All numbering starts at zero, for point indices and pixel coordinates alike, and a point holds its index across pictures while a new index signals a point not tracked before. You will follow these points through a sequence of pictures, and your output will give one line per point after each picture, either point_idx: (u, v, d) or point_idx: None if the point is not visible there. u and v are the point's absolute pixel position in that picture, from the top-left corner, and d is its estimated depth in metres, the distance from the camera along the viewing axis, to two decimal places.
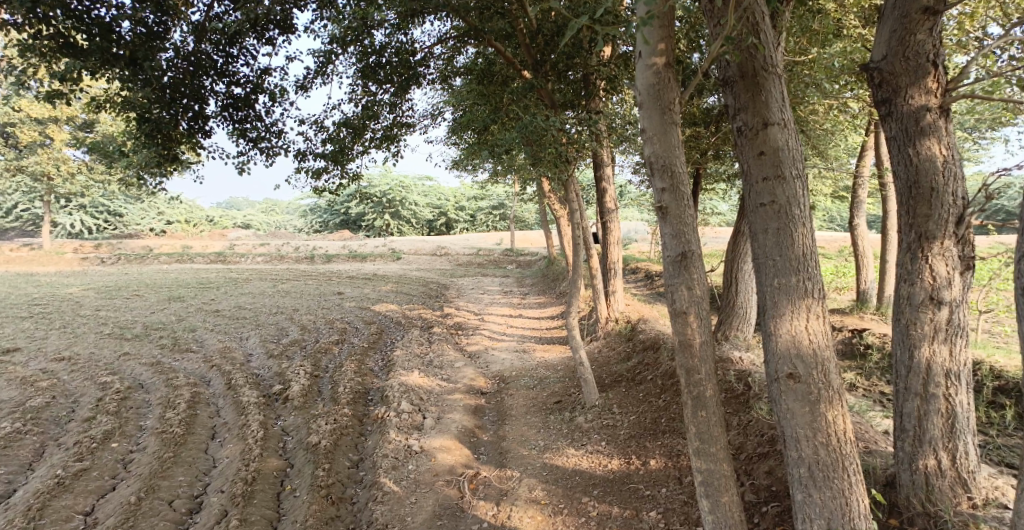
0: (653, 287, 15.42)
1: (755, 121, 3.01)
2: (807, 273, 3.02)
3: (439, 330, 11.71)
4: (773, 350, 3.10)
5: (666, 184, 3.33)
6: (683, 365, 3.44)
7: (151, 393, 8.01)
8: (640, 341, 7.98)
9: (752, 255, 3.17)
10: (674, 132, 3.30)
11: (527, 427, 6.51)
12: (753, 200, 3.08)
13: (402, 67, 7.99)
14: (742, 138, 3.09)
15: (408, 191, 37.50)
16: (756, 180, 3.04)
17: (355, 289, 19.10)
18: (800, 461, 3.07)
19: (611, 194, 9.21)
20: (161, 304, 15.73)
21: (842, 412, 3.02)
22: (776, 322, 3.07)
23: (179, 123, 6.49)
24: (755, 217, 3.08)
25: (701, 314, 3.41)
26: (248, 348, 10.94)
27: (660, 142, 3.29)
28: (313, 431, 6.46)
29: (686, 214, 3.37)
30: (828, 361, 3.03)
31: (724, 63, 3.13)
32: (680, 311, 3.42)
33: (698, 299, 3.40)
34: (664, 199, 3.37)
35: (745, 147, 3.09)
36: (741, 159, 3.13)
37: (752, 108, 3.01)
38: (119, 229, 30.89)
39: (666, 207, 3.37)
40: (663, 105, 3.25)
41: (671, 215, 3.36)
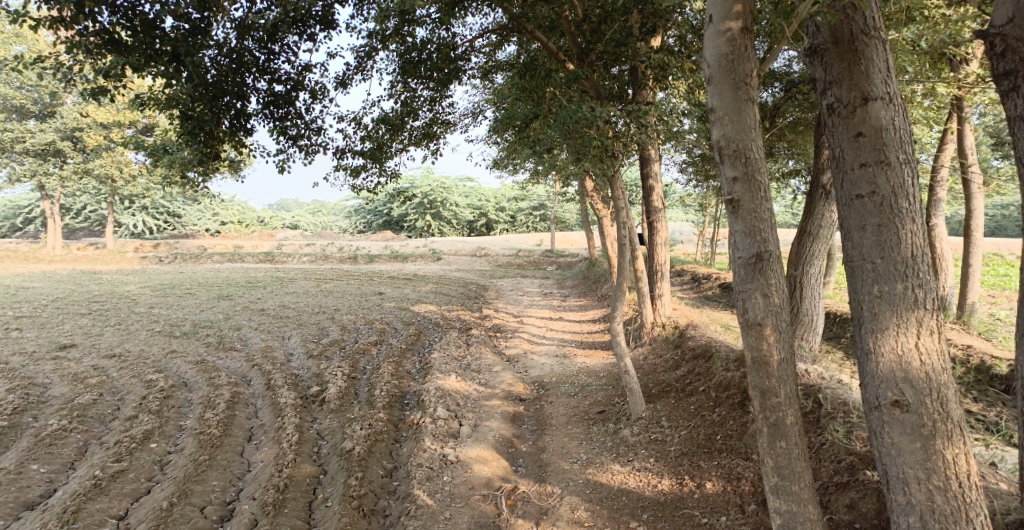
0: (699, 290, 14.79)
1: (851, 97, 2.67)
2: (918, 279, 2.64)
3: (478, 332, 11.44)
4: (874, 373, 2.74)
5: (739, 171, 2.95)
6: (757, 387, 3.06)
7: (193, 392, 8.00)
8: (689, 349, 7.51)
9: (846, 256, 2.84)
10: (750, 111, 2.92)
11: (568, 439, 6.13)
12: (848, 191, 2.75)
13: (442, 61, 7.71)
14: (835, 117, 2.76)
15: (450, 192, 37.61)
16: (853, 166, 2.71)
17: (396, 289, 19.08)
18: (909, 508, 2.66)
19: (659, 192, 8.73)
20: (210, 302, 16.02)
21: (963, 451, 2.61)
22: (878, 339, 2.71)
23: (222, 120, 6.38)
24: (850, 212, 2.75)
25: (779, 327, 3.02)
26: (289, 347, 10.92)
27: (733, 122, 2.91)
28: (348, 437, 6.26)
29: (763, 208, 2.99)
30: (943, 388, 2.63)
31: (814, 29, 2.81)
32: (753, 322, 3.04)
33: (776, 310, 3.02)
34: (737, 190, 2.99)
35: (839, 127, 2.74)
36: (834, 143, 2.79)
37: (848, 80, 2.68)
38: (176, 229, 31.98)
39: (739, 199, 2.99)
40: (737, 78, 2.88)
41: (745, 209, 2.99)
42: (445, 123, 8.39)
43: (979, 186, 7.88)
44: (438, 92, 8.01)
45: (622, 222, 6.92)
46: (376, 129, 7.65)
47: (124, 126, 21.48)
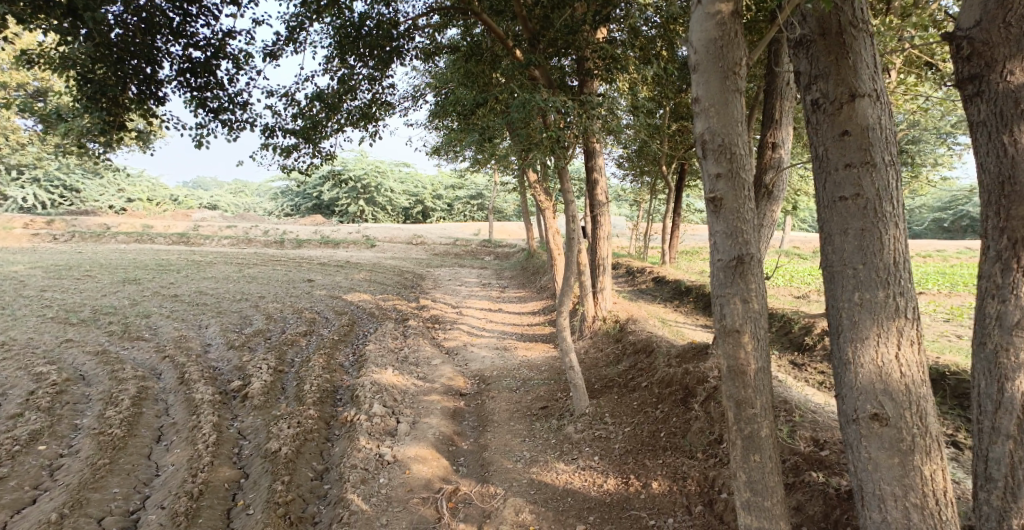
0: (634, 284, 15.04)
1: (838, 92, 2.65)
2: (899, 288, 2.65)
3: (415, 323, 11.07)
4: (853, 384, 2.72)
5: (723, 168, 2.93)
6: (732, 397, 3.02)
7: (93, 387, 7.25)
8: (630, 343, 7.52)
9: (824, 259, 2.82)
10: (737, 104, 2.90)
11: (511, 436, 5.97)
12: (831, 192, 2.73)
13: (385, 38, 7.29)
14: (820, 113, 2.73)
15: (385, 177, 36.58)
16: (837, 167, 2.69)
17: (326, 276, 18.31)
18: (885, 525, 2.67)
19: (603, 186, 8.68)
20: (115, 287, 14.73)
21: (940, 467, 2.63)
22: (857, 349, 2.70)
23: (128, 87, 5.78)
24: (832, 214, 2.73)
25: (757, 333, 3.00)
26: (207, 338, 10.16)
27: (720, 115, 2.88)
28: (273, 437, 5.82)
29: (745, 208, 2.97)
30: (923, 401, 2.64)
31: (801, 18, 2.78)
32: (731, 329, 3.01)
33: (754, 316, 3.01)
34: (719, 187, 2.98)
35: (824, 124, 2.72)
36: (818, 141, 2.76)
37: (835, 75, 2.66)
38: (75, 205, 29.31)
39: (722, 198, 2.97)
40: (726, 67, 2.86)
41: (727, 208, 2.96)
42: (386, 104, 7.98)
43: None
44: (379, 71, 7.57)
45: (569, 216, 6.78)
46: (310, 107, 7.15)
47: (13, 89, 19.31)
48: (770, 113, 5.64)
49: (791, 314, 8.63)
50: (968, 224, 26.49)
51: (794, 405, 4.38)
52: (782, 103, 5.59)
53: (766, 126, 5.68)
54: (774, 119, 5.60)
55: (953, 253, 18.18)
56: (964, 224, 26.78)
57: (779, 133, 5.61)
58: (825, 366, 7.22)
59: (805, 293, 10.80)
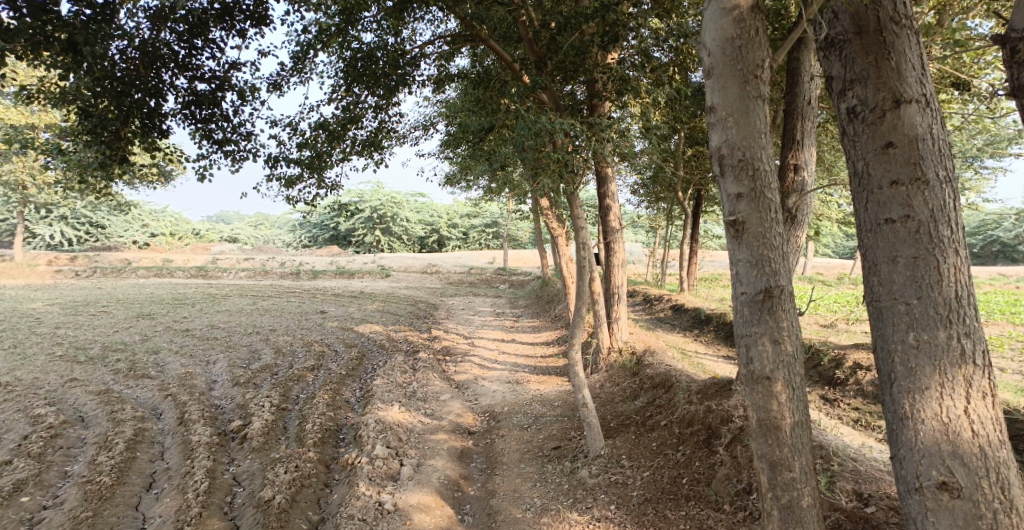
0: (652, 312, 14.60)
1: (878, 99, 2.47)
2: (963, 327, 2.37)
3: (425, 356, 10.73)
4: (913, 444, 2.44)
5: (745, 188, 2.77)
6: (765, 457, 2.88)
7: (90, 429, 7.02)
8: (647, 378, 7.11)
9: (870, 289, 2.58)
10: (758, 113, 2.76)
11: (521, 480, 5.58)
12: (875, 214, 2.51)
13: (390, 66, 7.13)
14: (858, 122, 2.55)
15: (400, 208, 36.65)
16: (882, 185, 2.47)
17: (340, 307, 18.12)
18: None
19: (616, 212, 8.35)
20: (128, 322, 14.67)
21: None
22: (918, 402, 2.42)
23: (132, 120, 5.65)
24: (878, 239, 2.50)
25: (789, 382, 2.85)
26: (213, 374, 9.93)
27: (740, 125, 2.74)
28: (268, 483, 5.50)
29: (770, 233, 2.80)
30: (1000, 466, 2.33)
31: (833, 17, 2.63)
32: (760, 376, 2.86)
33: (787, 362, 2.85)
34: (740, 209, 2.81)
35: (864, 135, 2.53)
36: (857, 156, 2.57)
37: (875, 78, 2.48)
38: (99, 241, 29.73)
39: (743, 221, 2.80)
40: (746, 70, 2.74)
41: (750, 233, 2.80)
42: (391, 132, 7.81)
43: None
44: (385, 100, 7.41)
45: (581, 243, 6.46)
46: (315, 137, 7.00)
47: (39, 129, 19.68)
48: (791, 134, 5.32)
49: (819, 344, 8.17)
50: (1000, 249, 25.65)
51: (831, 451, 3.96)
52: (804, 124, 5.28)
53: (786, 147, 5.35)
54: (795, 139, 5.27)
55: (985, 279, 17.49)
56: (994, 248, 25.92)
57: (801, 155, 5.27)
58: (859, 402, 6.74)
59: (832, 322, 10.30)
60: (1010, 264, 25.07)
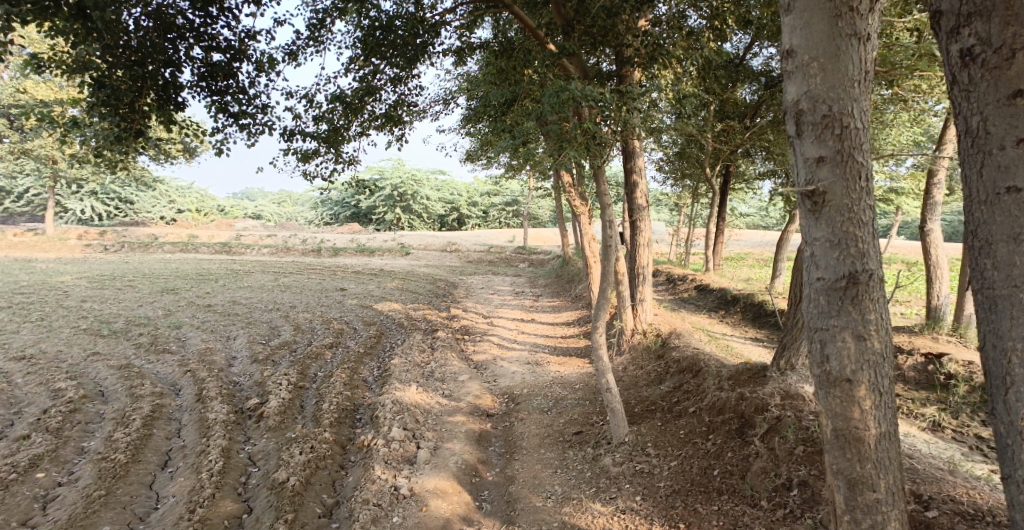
0: (675, 292, 14.23)
1: (1005, 36, 2.06)
2: None
3: (444, 334, 10.55)
4: None
5: (827, 150, 2.46)
6: (844, 474, 2.68)
7: (108, 405, 6.98)
8: (673, 361, 6.82)
9: (981, 273, 2.23)
10: (850, 56, 2.42)
11: (541, 467, 5.36)
12: (993, 181, 2.14)
13: (409, 35, 6.75)
14: (975, 67, 2.14)
15: (421, 185, 36.47)
16: (1004, 144, 2.10)
17: (359, 285, 18.05)
18: None
19: (643, 189, 7.97)
20: (152, 296, 14.76)
21: None
22: None
23: (147, 93, 5.38)
24: (997, 213, 2.14)
25: (870, 387, 2.59)
26: (233, 350, 9.86)
27: (826, 71, 2.41)
28: (283, 464, 5.38)
29: (856, 205, 2.50)
30: None
31: None
32: (837, 379, 2.61)
33: (871, 364, 2.59)
34: (820, 177, 2.49)
35: (984, 84, 2.13)
36: (972, 109, 2.18)
37: (1001, 12, 2.06)
38: (128, 216, 30.10)
39: (825, 190, 2.48)
40: (840, 3, 2.39)
41: (833, 206, 2.49)
42: (410, 106, 7.52)
43: None
44: (404, 71, 7.11)
45: (605, 221, 6.06)
46: (331, 109, 6.73)
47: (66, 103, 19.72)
48: None
49: None
50: None
51: None
52: None
53: None
54: None
55: None
56: None
57: None
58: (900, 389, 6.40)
59: None
60: None
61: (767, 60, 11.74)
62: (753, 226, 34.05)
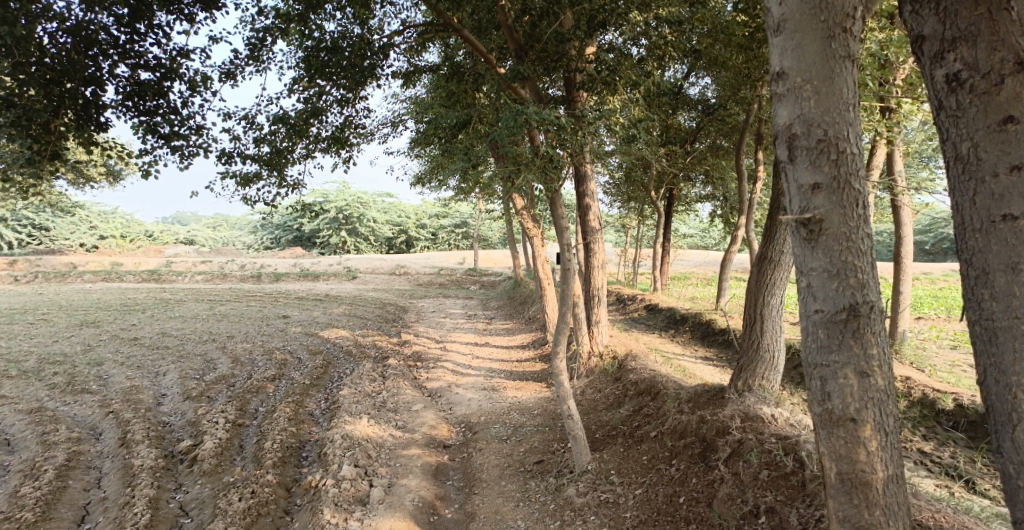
0: (626, 312, 14.37)
1: (993, 62, 2.08)
2: None
3: (395, 362, 10.19)
4: None
5: (823, 177, 2.43)
6: (850, 521, 2.57)
7: (17, 455, 6.33)
8: (631, 383, 6.77)
9: (978, 304, 2.20)
10: (843, 79, 2.41)
11: (503, 501, 5.14)
12: (987, 208, 2.13)
13: (356, 55, 6.56)
14: (964, 92, 2.15)
15: (366, 208, 35.82)
16: (997, 170, 2.09)
17: (303, 311, 17.38)
18: None
19: (596, 212, 7.96)
20: (70, 330, 13.69)
21: None
22: None
23: (63, 113, 4.95)
24: (992, 241, 2.13)
25: (872, 427, 2.51)
26: (163, 387, 9.19)
27: (820, 94, 2.39)
28: (220, 514, 5.02)
29: (851, 231, 2.45)
30: None
31: None
32: (840, 418, 2.52)
33: (874, 402, 2.50)
34: (816, 203, 2.45)
35: (973, 110, 2.13)
36: (961, 135, 2.18)
37: (988, 38, 2.08)
38: (43, 243, 28.14)
39: (823, 218, 2.44)
40: (832, 24, 2.38)
41: (830, 234, 2.45)
42: (358, 128, 7.29)
43: (908, 209, 7.52)
44: (351, 92, 6.88)
45: (563, 246, 5.99)
46: (273, 131, 6.42)
47: None
48: None
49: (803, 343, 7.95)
50: (950, 245, 26.98)
51: None
52: None
53: None
54: None
55: (940, 276, 18.15)
56: (944, 245, 27.22)
57: None
58: None
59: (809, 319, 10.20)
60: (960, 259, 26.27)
61: (704, 88, 12.15)
62: (697, 246, 35.10)
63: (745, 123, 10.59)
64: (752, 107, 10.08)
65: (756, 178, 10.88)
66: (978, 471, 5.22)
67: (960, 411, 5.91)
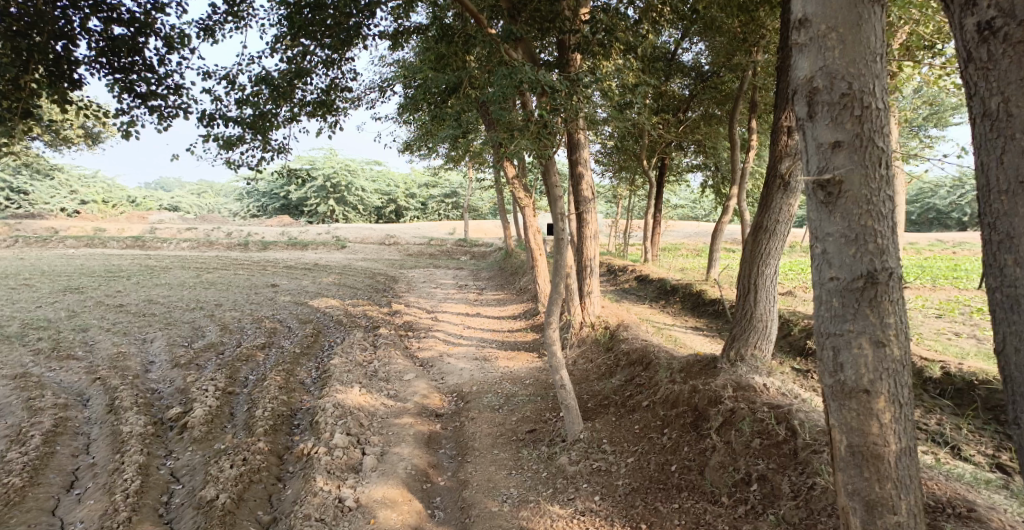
0: (616, 283, 14.38)
1: None
2: None
3: (385, 332, 10.15)
4: None
5: (844, 134, 2.36)
6: (860, 495, 2.55)
7: (2, 421, 6.26)
8: (623, 354, 6.77)
9: (1001, 271, 2.07)
10: (870, 26, 2.32)
11: (495, 468, 5.17)
12: (1014, 169, 2.00)
13: (341, 14, 6.31)
14: (996, 42, 2.00)
15: (355, 176, 35.37)
16: None
17: (292, 280, 17.24)
18: None
19: (589, 181, 7.82)
20: (54, 296, 13.48)
21: None
22: None
23: (33, 68, 4.73)
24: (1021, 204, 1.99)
25: (885, 401, 2.47)
26: (151, 354, 9.10)
27: (845, 44, 2.31)
28: (211, 480, 4.99)
29: (871, 193, 2.38)
30: None
31: None
32: (854, 390, 2.49)
33: (888, 374, 2.46)
34: (836, 162, 2.39)
35: (1004, 61, 1.99)
36: (990, 90, 2.04)
37: None
38: (24, 208, 27.54)
39: (843, 178, 2.38)
40: None
41: (850, 196, 2.38)
42: (344, 92, 7.08)
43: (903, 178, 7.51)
44: (337, 53, 6.66)
45: (556, 217, 5.86)
46: (256, 92, 6.22)
47: None
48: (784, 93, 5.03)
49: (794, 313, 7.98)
50: (935, 216, 27.26)
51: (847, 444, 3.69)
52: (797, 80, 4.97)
53: (779, 108, 5.07)
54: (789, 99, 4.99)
55: (925, 246, 18.34)
56: (930, 216, 27.53)
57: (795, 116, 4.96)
58: None
59: (797, 289, 10.26)
60: (944, 229, 26.61)
61: (697, 54, 11.93)
62: (687, 217, 35.16)
63: (739, 91, 10.43)
64: (747, 75, 9.91)
65: (749, 147, 10.74)
66: (964, 437, 5.30)
67: (947, 380, 5.99)
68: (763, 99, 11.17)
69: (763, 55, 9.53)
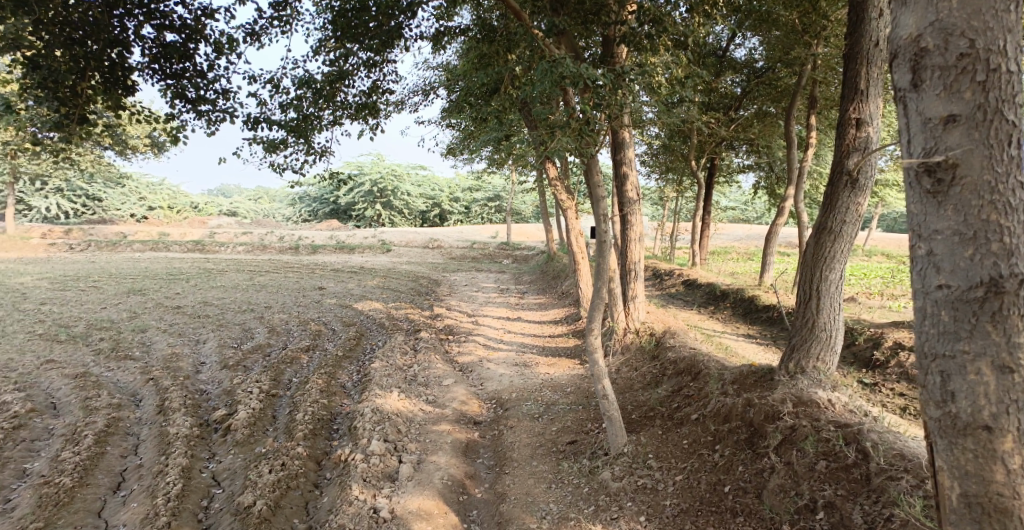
0: (662, 287, 13.94)
1: None
2: None
3: (427, 335, 10.07)
4: None
5: (960, 106, 2.04)
6: None
7: (60, 419, 6.45)
8: (670, 362, 6.43)
9: None
10: None
11: (534, 481, 4.95)
12: None
13: (381, 15, 6.23)
14: None
15: (401, 181, 35.80)
16: None
17: (339, 283, 17.48)
18: None
19: (634, 181, 7.51)
20: (117, 297, 14.06)
21: None
22: None
23: (90, 75, 4.80)
24: None
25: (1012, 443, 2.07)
26: (201, 355, 9.30)
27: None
28: (250, 485, 4.95)
29: (993, 179, 2.03)
30: None
31: None
32: (969, 428, 2.11)
33: (1015, 409, 2.06)
34: (949, 139, 2.07)
35: None
36: None
37: None
38: (96, 214, 29.04)
39: (957, 159, 2.06)
40: None
41: (967, 180, 2.05)
42: (386, 93, 7.01)
43: None
44: (379, 55, 6.60)
45: (599, 218, 5.58)
46: (299, 95, 6.21)
47: None
48: (853, 82, 4.66)
49: (858, 321, 7.44)
50: None
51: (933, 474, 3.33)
52: (869, 69, 4.58)
53: (846, 98, 4.69)
54: (858, 89, 4.60)
55: None
56: None
57: (864, 107, 4.59)
58: (905, 387, 5.84)
59: (858, 296, 9.62)
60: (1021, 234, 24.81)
61: (751, 50, 11.44)
62: (738, 219, 34.11)
63: (796, 86, 9.91)
64: (805, 68, 9.40)
65: (807, 145, 10.17)
66: None
67: None
68: (823, 95, 10.59)
69: (823, 47, 9.01)
